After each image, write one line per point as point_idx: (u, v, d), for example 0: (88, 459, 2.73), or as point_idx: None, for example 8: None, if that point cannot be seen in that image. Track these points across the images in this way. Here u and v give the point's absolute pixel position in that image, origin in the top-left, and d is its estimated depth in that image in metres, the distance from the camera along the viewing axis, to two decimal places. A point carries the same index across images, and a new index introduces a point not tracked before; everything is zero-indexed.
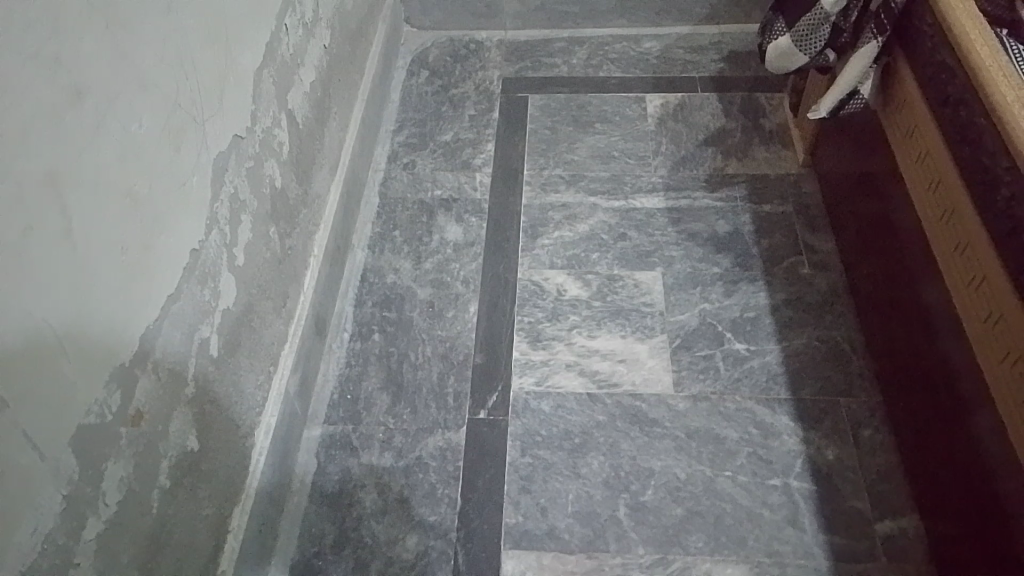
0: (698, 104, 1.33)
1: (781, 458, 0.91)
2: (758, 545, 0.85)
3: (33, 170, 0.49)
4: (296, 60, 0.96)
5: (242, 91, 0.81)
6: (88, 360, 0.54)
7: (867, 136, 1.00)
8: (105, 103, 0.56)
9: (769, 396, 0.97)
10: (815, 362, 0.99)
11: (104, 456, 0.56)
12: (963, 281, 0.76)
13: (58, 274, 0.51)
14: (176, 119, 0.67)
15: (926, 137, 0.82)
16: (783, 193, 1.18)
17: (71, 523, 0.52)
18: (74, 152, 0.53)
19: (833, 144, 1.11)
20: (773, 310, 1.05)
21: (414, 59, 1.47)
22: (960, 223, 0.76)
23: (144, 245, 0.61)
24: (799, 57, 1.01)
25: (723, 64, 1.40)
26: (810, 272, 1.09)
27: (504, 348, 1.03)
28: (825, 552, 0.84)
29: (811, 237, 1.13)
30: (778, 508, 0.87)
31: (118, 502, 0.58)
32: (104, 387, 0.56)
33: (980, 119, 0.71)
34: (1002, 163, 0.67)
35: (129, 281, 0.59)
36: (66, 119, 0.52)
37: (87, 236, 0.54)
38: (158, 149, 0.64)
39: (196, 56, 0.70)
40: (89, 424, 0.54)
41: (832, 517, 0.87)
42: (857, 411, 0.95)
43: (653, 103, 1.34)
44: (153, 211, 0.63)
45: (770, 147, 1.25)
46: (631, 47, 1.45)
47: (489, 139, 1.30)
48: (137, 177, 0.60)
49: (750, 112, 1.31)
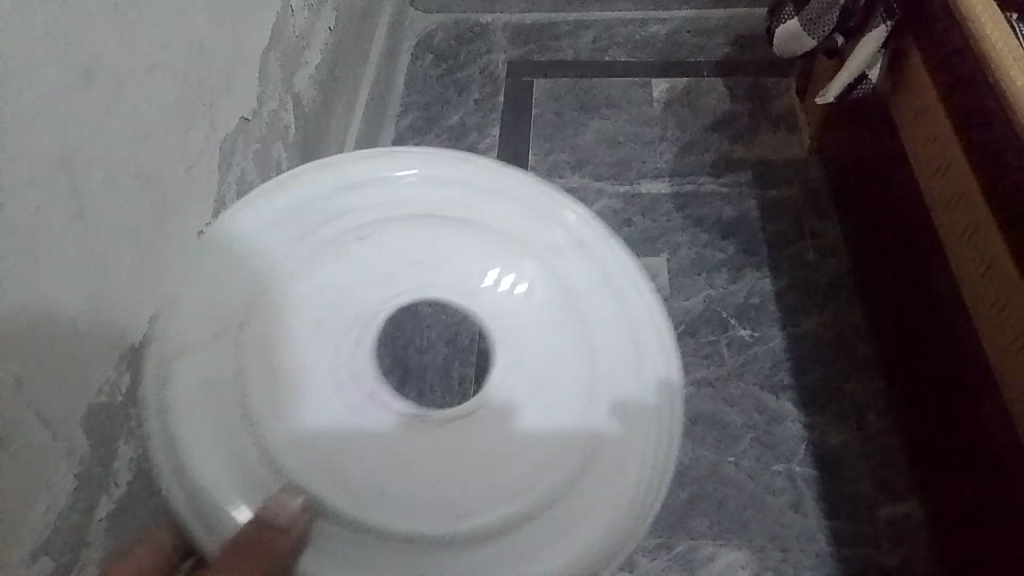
0: (704, 89, 1.32)
1: (784, 444, 0.92)
2: (761, 530, 0.87)
3: (45, 153, 0.49)
4: (302, 41, 0.96)
5: (250, 73, 0.80)
6: (98, 340, 0.55)
7: (877, 119, 0.99)
8: (115, 86, 0.56)
9: (773, 382, 0.97)
10: (820, 347, 1.00)
11: (115, 437, 0.57)
12: (971, 267, 0.76)
13: (69, 256, 0.51)
14: (186, 100, 0.67)
15: (936, 121, 0.82)
16: (790, 178, 1.18)
17: (83, 503, 0.54)
18: (84, 134, 0.53)
19: (841, 128, 1.10)
20: (777, 296, 1.05)
21: (418, 41, 1.46)
22: (970, 209, 0.75)
23: (154, 228, 0.61)
24: (808, 42, 1.00)
25: (730, 48, 1.38)
26: (816, 258, 1.08)
27: None
28: (826, 537, 0.86)
29: (817, 222, 1.12)
30: (781, 492, 0.89)
31: (129, 483, 0.59)
32: (115, 367, 0.57)
33: (990, 103, 0.70)
34: (1013, 150, 0.66)
35: (142, 263, 0.60)
36: (77, 101, 0.52)
37: (97, 218, 0.54)
38: (165, 130, 0.63)
39: (204, 41, 0.70)
40: (100, 405, 0.55)
41: (836, 503, 0.88)
42: (862, 397, 0.95)
43: (659, 88, 1.33)
44: (163, 192, 0.63)
45: (777, 132, 1.24)
46: (637, 30, 1.43)
47: (495, 124, 1.30)
48: (147, 157, 0.60)
49: (757, 96, 1.30)
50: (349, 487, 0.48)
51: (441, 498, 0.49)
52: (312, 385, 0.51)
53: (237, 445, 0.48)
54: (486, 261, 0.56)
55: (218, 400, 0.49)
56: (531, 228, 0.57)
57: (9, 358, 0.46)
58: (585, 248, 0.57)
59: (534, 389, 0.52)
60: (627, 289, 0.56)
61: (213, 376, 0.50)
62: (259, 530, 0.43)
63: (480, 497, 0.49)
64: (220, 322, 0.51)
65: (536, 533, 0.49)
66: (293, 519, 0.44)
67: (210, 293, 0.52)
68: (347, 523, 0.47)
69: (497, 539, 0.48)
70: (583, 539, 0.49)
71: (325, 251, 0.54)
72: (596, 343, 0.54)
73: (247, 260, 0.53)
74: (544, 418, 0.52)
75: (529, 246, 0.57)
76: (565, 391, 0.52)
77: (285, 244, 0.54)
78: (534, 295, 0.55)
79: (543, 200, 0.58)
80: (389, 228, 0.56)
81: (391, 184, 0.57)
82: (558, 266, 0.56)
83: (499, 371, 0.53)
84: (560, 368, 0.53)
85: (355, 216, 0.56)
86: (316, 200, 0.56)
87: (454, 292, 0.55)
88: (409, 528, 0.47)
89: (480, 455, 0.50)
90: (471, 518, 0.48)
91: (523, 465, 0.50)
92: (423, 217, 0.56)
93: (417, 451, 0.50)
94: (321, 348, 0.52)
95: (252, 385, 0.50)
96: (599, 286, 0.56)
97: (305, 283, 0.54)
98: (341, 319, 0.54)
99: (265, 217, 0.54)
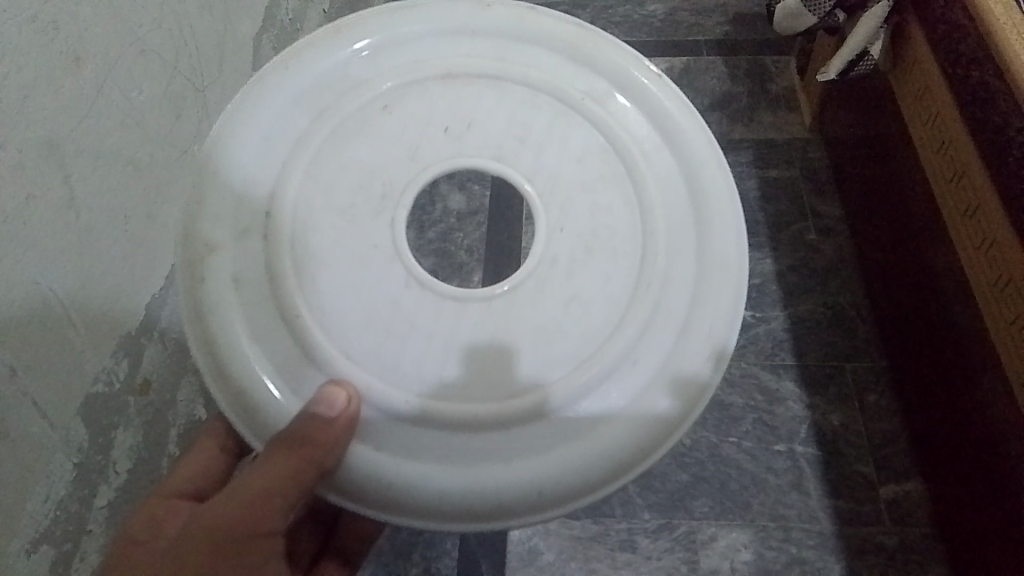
0: (703, 68, 1.29)
1: (786, 424, 0.93)
2: (763, 510, 0.88)
3: (35, 138, 0.48)
4: (295, 25, 0.95)
5: (241, 57, 0.79)
6: (93, 329, 0.54)
7: (874, 98, 0.98)
8: (106, 68, 0.55)
9: (774, 361, 0.98)
10: (822, 327, 1.00)
11: (114, 425, 0.57)
12: (973, 244, 0.75)
13: (61, 243, 0.50)
14: (177, 84, 0.66)
15: (937, 97, 0.80)
16: (790, 158, 1.17)
17: (83, 490, 0.54)
18: (74, 120, 0.52)
19: (841, 107, 1.09)
20: (778, 277, 1.05)
21: None
22: (971, 185, 0.74)
23: (146, 215, 0.61)
24: (808, 19, 0.99)
25: (729, 27, 1.34)
26: (816, 239, 1.08)
27: None
28: (829, 516, 0.87)
29: (818, 203, 1.12)
30: (782, 473, 0.90)
31: (129, 470, 0.59)
32: (111, 355, 0.57)
33: (992, 78, 0.68)
34: (1014, 126, 0.65)
35: (134, 249, 0.59)
36: (66, 85, 0.51)
37: (89, 204, 0.53)
38: (158, 114, 0.62)
39: (195, 24, 0.69)
40: (98, 392, 0.55)
41: (837, 483, 0.89)
42: (862, 375, 0.96)
43: (658, 68, 1.30)
44: (154, 178, 0.62)
45: (777, 112, 1.23)
46: (635, 9, 1.39)
47: None
48: (138, 143, 0.59)
49: (757, 76, 1.28)
50: (396, 372, 0.47)
51: (497, 372, 0.47)
52: (352, 259, 0.48)
53: (282, 340, 0.48)
54: (526, 117, 0.52)
55: (253, 298, 0.48)
56: (573, 81, 0.53)
57: (4, 349, 0.45)
58: (631, 93, 0.53)
59: (583, 251, 0.49)
60: (684, 138, 0.53)
61: (244, 275, 0.48)
62: (304, 421, 0.44)
63: (533, 374, 0.47)
64: (246, 216, 0.49)
65: (606, 402, 0.48)
66: (343, 404, 0.44)
67: (228, 184, 0.50)
68: (402, 409, 0.47)
69: (567, 408, 0.48)
70: (651, 401, 0.48)
71: (352, 125, 0.51)
72: (653, 200, 0.50)
73: (267, 147, 0.51)
74: (601, 279, 0.49)
75: (576, 100, 0.52)
76: (619, 255, 0.49)
77: (298, 128, 0.51)
78: (577, 147, 0.51)
79: (581, 39, 0.54)
80: (411, 91, 0.52)
81: (408, 48, 0.54)
82: (607, 121, 0.52)
83: (545, 236, 0.49)
84: (612, 232, 0.50)
85: (378, 84, 0.52)
86: (329, 74, 0.52)
87: (492, 151, 0.51)
88: (467, 406, 0.47)
89: (533, 325, 0.48)
90: (532, 387, 0.47)
91: (586, 330, 0.48)
92: (451, 77, 0.52)
93: (468, 324, 0.48)
94: (359, 232, 0.49)
95: (286, 257, 0.48)
96: (648, 136, 0.53)
97: (328, 154, 0.50)
98: (369, 192, 0.49)
99: (273, 100, 0.51)
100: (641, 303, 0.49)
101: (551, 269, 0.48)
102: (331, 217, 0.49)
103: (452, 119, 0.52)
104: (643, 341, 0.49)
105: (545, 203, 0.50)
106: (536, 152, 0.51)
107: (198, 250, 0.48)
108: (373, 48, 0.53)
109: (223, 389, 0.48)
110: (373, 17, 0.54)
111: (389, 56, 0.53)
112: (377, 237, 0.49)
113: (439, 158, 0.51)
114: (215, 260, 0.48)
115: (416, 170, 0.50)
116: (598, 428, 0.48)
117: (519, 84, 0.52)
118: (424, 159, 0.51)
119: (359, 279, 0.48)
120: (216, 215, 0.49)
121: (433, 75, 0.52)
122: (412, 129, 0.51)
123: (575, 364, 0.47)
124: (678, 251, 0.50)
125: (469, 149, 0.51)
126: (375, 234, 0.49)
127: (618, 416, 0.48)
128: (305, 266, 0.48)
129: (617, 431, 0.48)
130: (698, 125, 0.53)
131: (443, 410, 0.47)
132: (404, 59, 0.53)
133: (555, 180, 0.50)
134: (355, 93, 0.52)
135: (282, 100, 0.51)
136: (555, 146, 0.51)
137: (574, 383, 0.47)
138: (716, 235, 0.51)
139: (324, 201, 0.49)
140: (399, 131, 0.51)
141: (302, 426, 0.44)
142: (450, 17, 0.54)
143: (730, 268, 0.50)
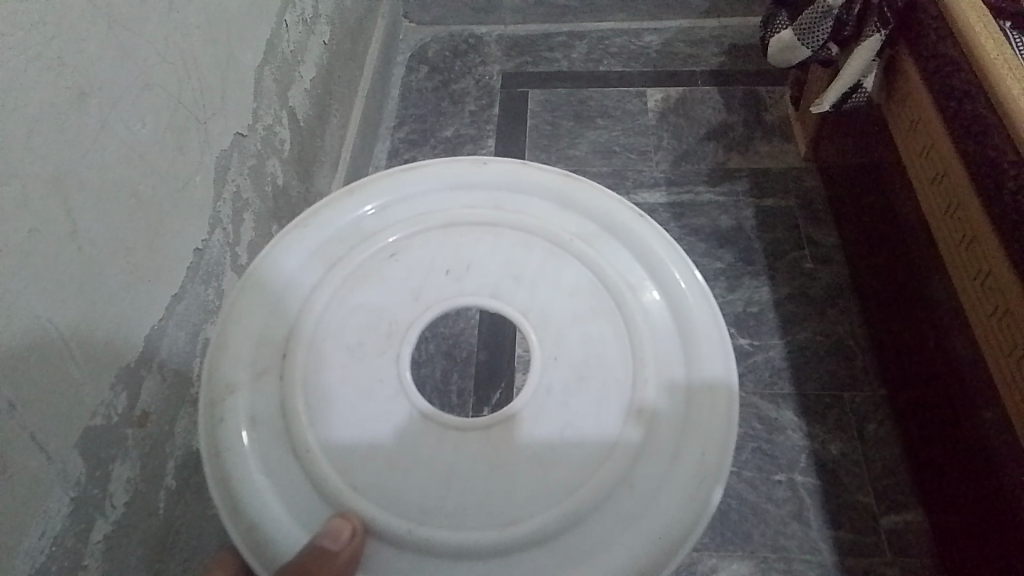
0: (698, 98, 1.31)
1: (786, 454, 0.93)
2: (764, 541, 0.87)
3: (38, 175, 0.48)
4: (296, 57, 0.96)
5: (244, 90, 0.80)
6: (94, 360, 0.54)
7: (868, 128, 1.00)
8: (111, 103, 0.56)
9: (773, 391, 0.98)
10: (820, 356, 1.01)
11: (112, 458, 0.57)
12: (969, 275, 0.75)
13: (63, 276, 0.51)
14: (180, 118, 0.66)
15: (930, 131, 0.82)
16: (785, 187, 1.18)
17: (81, 525, 0.54)
18: (77, 154, 0.52)
19: (834, 136, 1.11)
20: (776, 305, 1.05)
21: (413, 54, 1.45)
22: (966, 218, 0.75)
23: (148, 245, 0.61)
24: (801, 51, 1.01)
25: (724, 58, 1.37)
26: (813, 267, 1.09)
27: (507, 357, 0.98)
28: (831, 547, 0.87)
29: (815, 231, 1.13)
30: (783, 503, 0.90)
31: (126, 504, 0.59)
32: (111, 388, 0.57)
33: (986, 111, 0.69)
34: (1009, 158, 0.66)
35: (136, 281, 0.59)
36: (70, 121, 0.51)
37: (92, 238, 0.54)
38: (161, 148, 0.63)
39: (199, 57, 0.70)
40: (98, 426, 0.55)
41: (837, 513, 0.89)
42: (861, 404, 0.96)
43: (654, 98, 1.32)
44: (158, 211, 0.62)
45: (772, 142, 1.24)
46: (631, 41, 1.42)
47: (490, 134, 1.29)
48: (142, 176, 0.60)
49: (751, 105, 1.29)
50: (395, 500, 0.48)
51: (496, 504, 0.48)
52: (362, 398, 0.51)
53: (290, 469, 0.50)
54: (521, 258, 0.55)
55: (267, 434, 0.51)
56: (561, 224, 0.57)
57: (3, 383, 0.45)
58: (615, 234, 0.57)
59: (576, 380, 0.51)
60: (666, 274, 0.55)
61: (259, 413, 0.51)
62: (307, 558, 0.44)
63: (536, 498, 0.48)
64: (265, 357, 0.53)
65: (603, 531, 0.48)
66: (346, 539, 0.46)
67: (249, 331, 0.54)
68: (404, 538, 0.47)
69: (567, 535, 0.48)
70: (652, 528, 0.48)
71: (361, 274, 0.55)
72: (639, 330, 0.53)
73: (283, 297, 0.55)
74: (593, 408, 0.50)
75: (565, 243, 0.56)
76: (612, 383, 0.51)
77: (313, 279, 0.56)
78: (566, 284, 0.54)
79: (568, 190, 0.58)
80: (417, 240, 0.57)
81: (417, 202, 0.59)
82: (597, 260, 0.55)
83: (540, 366, 0.51)
84: (604, 365, 0.52)
85: (386, 236, 0.57)
86: (344, 227, 0.58)
87: (489, 290, 0.54)
88: (471, 535, 0.47)
89: (534, 458, 0.49)
90: (530, 515, 0.48)
91: (583, 458, 0.49)
92: (452, 225, 0.57)
93: (466, 454, 0.49)
94: (365, 367, 0.52)
95: (294, 396, 0.51)
96: (634, 272, 0.55)
97: (341, 298, 0.55)
98: (377, 331, 0.53)
99: (294, 255, 0.56)
100: (632, 434, 0.50)
101: (544, 396, 0.50)
102: (341, 357, 0.52)
103: (456, 263, 0.56)
104: (640, 471, 0.49)
105: (540, 336, 0.52)
106: (530, 289, 0.54)
107: (219, 391, 0.52)
108: (382, 203, 0.58)
109: (233, 519, 0.49)
110: (384, 177, 0.59)
111: (397, 210, 0.58)
112: (383, 371, 0.52)
113: (441, 299, 0.54)
114: (234, 401, 0.51)
115: (419, 309, 0.54)
116: (602, 553, 0.48)
117: (514, 231, 0.57)
118: (428, 299, 0.54)
119: (365, 412, 0.51)
120: (235, 359, 0.53)
121: (435, 226, 0.57)
122: (419, 272, 0.55)
123: (575, 490, 0.48)
124: (668, 382, 0.52)
125: (469, 288, 0.55)
126: (382, 367, 0.52)
127: (619, 541, 0.48)
128: (317, 404, 0.51)
129: (620, 556, 0.48)
130: (677, 261, 0.55)
131: (445, 538, 0.47)
132: (410, 212, 0.58)
133: (548, 316, 0.53)
134: (364, 242, 0.57)
135: (300, 254, 0.56)
136: (547, 283, 0.54)
137: (571, 514, 0.48)
138: (702, 361, 0.52)
139: (330, 344, 0.53)
140: (406, 277, 0.55)
141: (304, 562, 0.44)
142: (452, 176, 0.59)
143: (722, 395, 0.51)
